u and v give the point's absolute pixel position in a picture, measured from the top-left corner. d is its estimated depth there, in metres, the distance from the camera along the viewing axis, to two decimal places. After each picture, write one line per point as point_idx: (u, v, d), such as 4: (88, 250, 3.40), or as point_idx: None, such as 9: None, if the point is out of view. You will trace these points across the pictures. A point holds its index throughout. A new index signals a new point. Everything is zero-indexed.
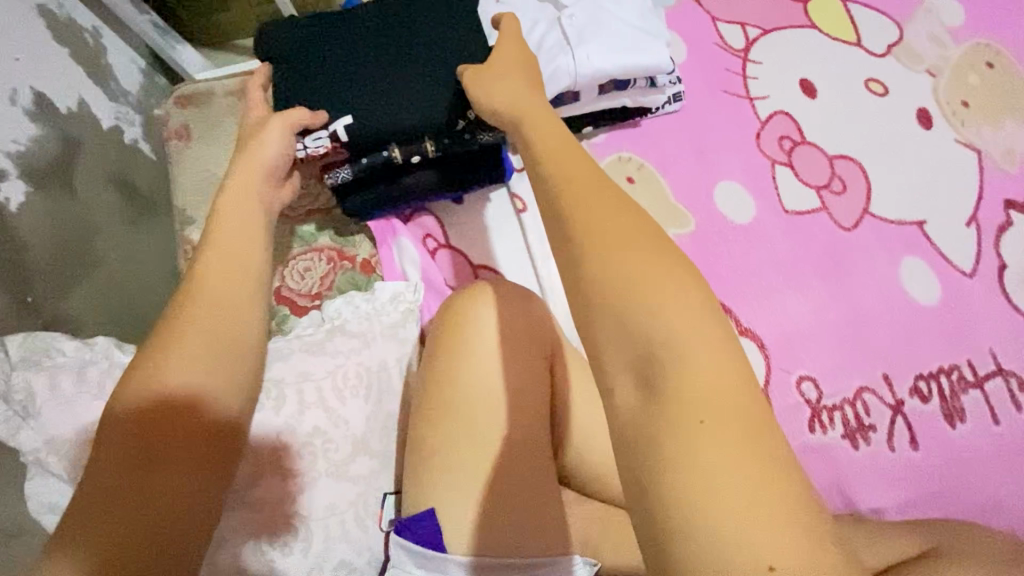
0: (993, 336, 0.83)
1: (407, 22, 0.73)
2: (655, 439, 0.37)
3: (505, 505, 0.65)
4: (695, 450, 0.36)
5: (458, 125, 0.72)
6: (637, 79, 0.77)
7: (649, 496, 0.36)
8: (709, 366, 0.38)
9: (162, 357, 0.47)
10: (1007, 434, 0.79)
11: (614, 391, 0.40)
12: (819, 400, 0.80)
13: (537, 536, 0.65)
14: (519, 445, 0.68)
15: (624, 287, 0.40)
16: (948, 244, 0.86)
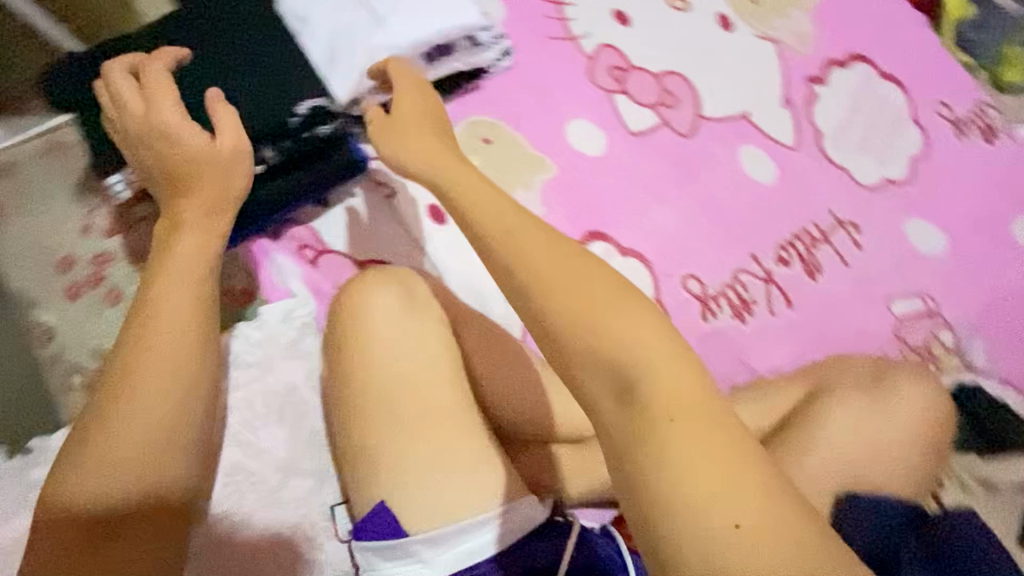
0: (830, 196, 0.92)
1: (201, 41, 0.74)
2: (638, 448, 0.42)
3: (447, 473, 0.68)
4: (659, 441, 0.41)
5: (292, 125, 0.73)
6: (460, 41, 0.78)
7: (639, 505, 0.41)
8: (675, 382, 0.44)
9: (102, 444, 0.53)
10: (860, 273, 0.90)
11: (596, 408, 0.45)
12: (704, 291, 0.88)
13: (481, 491, 0.68)
14: (446, 417, 0.70)
15: (586, 327, 0.46)
16: (774, 128, 0.95)
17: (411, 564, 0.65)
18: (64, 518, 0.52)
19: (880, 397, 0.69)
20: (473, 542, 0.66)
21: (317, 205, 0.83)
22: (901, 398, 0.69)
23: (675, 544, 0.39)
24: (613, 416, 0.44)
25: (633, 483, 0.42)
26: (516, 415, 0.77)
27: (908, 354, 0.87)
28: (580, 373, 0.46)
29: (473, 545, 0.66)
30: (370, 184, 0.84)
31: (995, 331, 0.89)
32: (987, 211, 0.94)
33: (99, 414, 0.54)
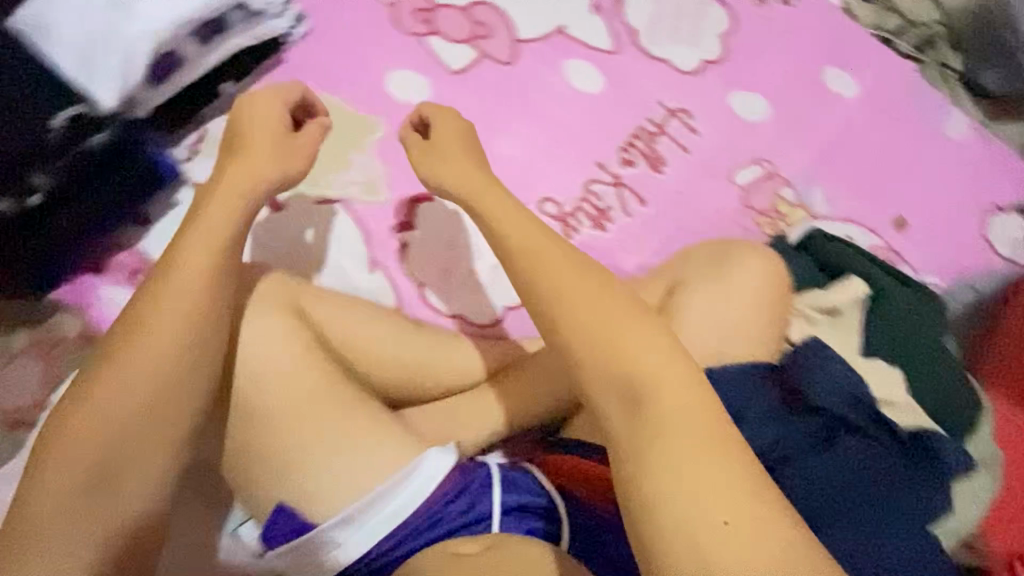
0: (658, 89, 0.95)
1: None
2: (636, 451, 0.45)
3: (344, 452, 0.67)
4: (655, 447, 0.45)
5: (57, 138, 0.68)
6: (228, 15, 0.74)
7: (631, 498, 0.44)
8: (677, 397, 0.46)
9: (102, 420, 0.52)
10: (699, 156, 0.94)
11: (603, 412, 0.48)
12: (561, 210, 0.89)
13: (379, 461, 0.68)
14: (326, 400, 0.68)
15: (599, 342, 0.49)
16: (591, 35, 0.95)
17: (329, 552, 0.65)
18: (48, 504, 0.50)
19: (716, 280, 0.70)
20: (383, 512, 0.66)
21: (136, 222, 0.77)
22: (733, 276, 0.70)
23: (664, 521, 0.42)
24: (617, 420, 0.47)
25: (627, 483, 0.45)
26: (403, 379, 0.76)
27: (759, 219, 0.92)
28: (590, 386, 0.49)
29: (386, 513, 0.66)
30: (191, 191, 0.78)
31: (830, 176, 0.95)
32: (801, 69, 0.99)
33: (94, 392, 0.53)
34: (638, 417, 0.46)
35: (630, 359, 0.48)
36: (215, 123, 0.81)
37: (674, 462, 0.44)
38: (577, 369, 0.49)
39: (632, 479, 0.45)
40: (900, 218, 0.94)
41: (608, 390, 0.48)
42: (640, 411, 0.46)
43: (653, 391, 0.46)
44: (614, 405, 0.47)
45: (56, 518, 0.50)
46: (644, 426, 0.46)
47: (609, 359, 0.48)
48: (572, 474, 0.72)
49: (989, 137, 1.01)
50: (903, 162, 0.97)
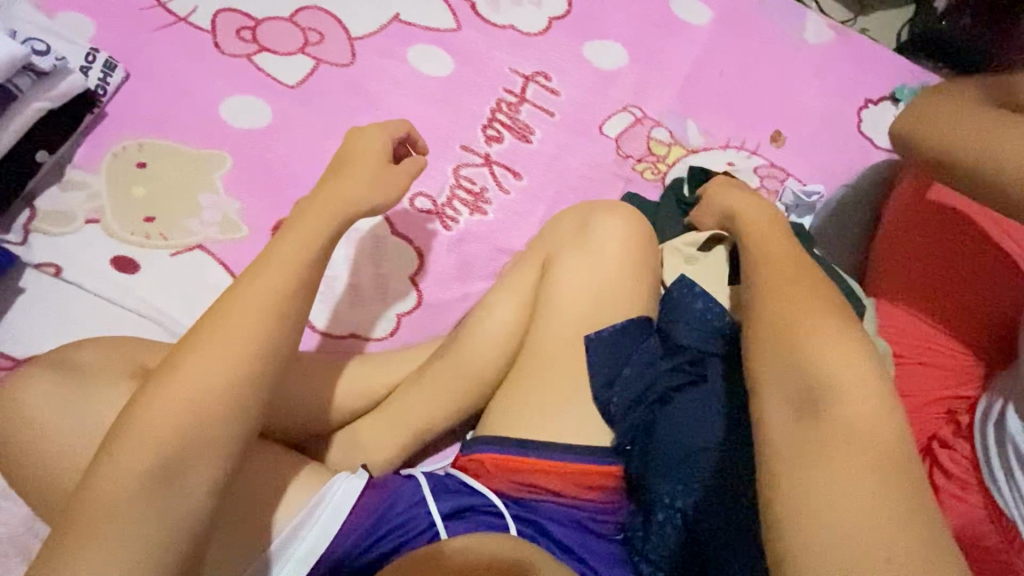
0: (509, 57, 0.92)
1: None
2: (805, 452, 0.42)
3: (248, 505, 0.63)
4: (820, 447, 0.42)
5: None
6: (13, 79, 0.71)
7: (776, 495, 0.41)
8: (862, 419, 0.43)
9: (184, 382, 0.48)
10: (565, 116, 0.91)
11: (768, 418, 0.46)
12: (436, 203, 0.86)
13: (285, 502, 0.65)
14: None
15: (799, 339, 0.48)
16: (428, 17, 0.92)
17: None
18: (123, 466, 0.46)
19: (579, 249, 0.74)
20: (304, 544, 0.62)
21: None
22: (595, 241, 0.73)
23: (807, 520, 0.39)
24: (786, 427, 0.44)
25: (774, 477, 0.42)
26: (303, 414, 0.73)
27: (639, 166, 0.89)
28: (764, 381, 0.48)
29: (308, 545, 0.62)
30: (34, 273, 0.73)
31: (701, 107, 0.93)
32: (651, 8, 0.98)
33: (184, 351, 0.50)
34: (808, 423, 0.44)
35: (822, 372, 0.46)
36: (45, 196, 0.76)
37: (830, 468, 0.41)
38: (765, 370, 0.48)
39: (785, 478, 0.42)
40: (778, 132, 0.93)
41: (783, 387, 0.46)
42: (814, 419, 0.44)
43: (838, 402, 0.44)
44: (784, 408, 0.45)
45: (100, 522, 0.44)
46: (822, 433, 0.43)
47: (798, 362, 0.47)
48: (503, 471, 0.68)
49: (848, 33, 1.01)
50: (772, 77, 0.96)
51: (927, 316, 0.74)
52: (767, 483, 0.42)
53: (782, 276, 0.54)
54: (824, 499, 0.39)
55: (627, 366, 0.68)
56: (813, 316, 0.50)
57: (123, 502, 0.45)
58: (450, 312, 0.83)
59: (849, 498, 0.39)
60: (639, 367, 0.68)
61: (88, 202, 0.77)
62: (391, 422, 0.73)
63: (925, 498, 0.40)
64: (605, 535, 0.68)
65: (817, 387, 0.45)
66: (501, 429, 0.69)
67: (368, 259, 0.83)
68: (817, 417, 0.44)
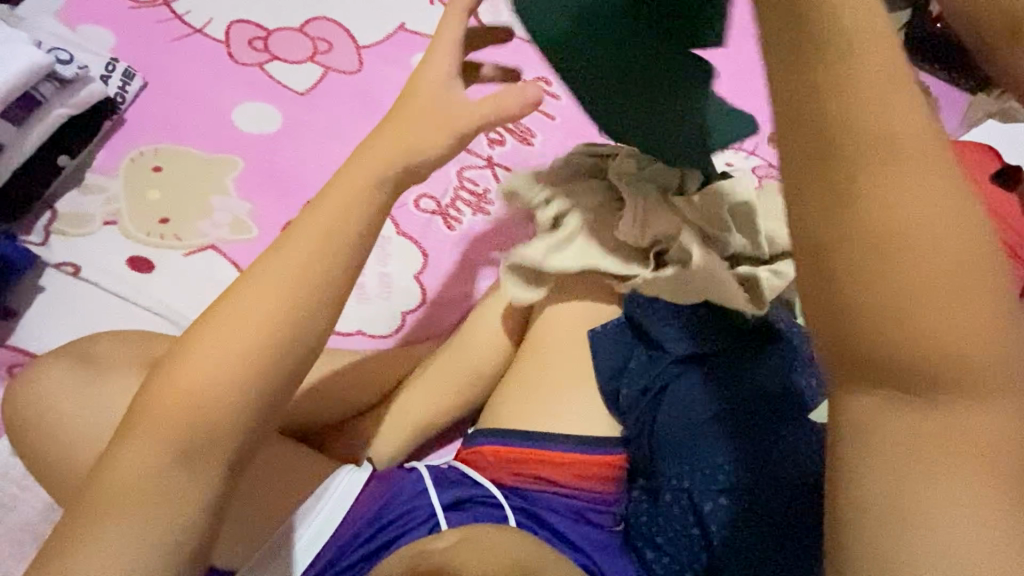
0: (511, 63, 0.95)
1: None
2: (894, 461, 0.32)
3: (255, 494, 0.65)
4: (916, 456, 0.32)
5: None
6: (38, 88, 0.74)
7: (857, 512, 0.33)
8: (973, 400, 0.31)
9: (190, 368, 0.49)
10: (565, 118, 0.93)
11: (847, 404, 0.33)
12: (440, 204, 0.88)
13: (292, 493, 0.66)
14: None
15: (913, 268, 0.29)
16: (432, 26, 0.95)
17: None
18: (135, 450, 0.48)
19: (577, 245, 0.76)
20: (308, 530, 0.64)
21: (4, 317, 0.74)
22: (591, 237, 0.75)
23: (894, 546, 0.32)
24: (870, 419, 0.32)
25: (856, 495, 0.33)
26: (311, 407, 0.75)
27: None
28: (843, 339, 0.32)
29: (311, 531, 0.64)
30: (55, 273, 0.76)
31: None
32: None
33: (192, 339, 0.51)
34: (900, 418, 0.32)
35: (939, 331, 0.30)
36: (65, 200, 0.79)
37: (927, 483, 0.31)
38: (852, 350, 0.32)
39: (869, 499, 0.32)
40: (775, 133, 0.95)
41: (876, 361, 0.31)
42: (913, 413, 0.32)
43: (957, 383, 0.31)
44: (872, 392, 0.32)
45: (118, 501, 0.46)
46: (920, 431, 0.32)
47: (905, 314, 0.30)
48: (504, 463, 0.69)
49: None
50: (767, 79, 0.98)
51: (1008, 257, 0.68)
52: (847, 499, 0.33)
53: (912, 144, 0.29)
54: (910, 525, 0.32)
55: (632, 359, 0.70)
56: (939, 235, 0.30)
57: (137, 483, 0.47)
58: (453, 310, 0.84)
59: (944, 518, 0.31)
60: (644, 358, 0.70)
61: (106, 204, 0.80)
62: (396, 416, 0.74)
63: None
64: (606, 525, 0.68)
65: (928, 381, 0.31)
66: (503, 421, 0.71)
67: (373, 258, 0.85)
68: (913, 405, 0.32)
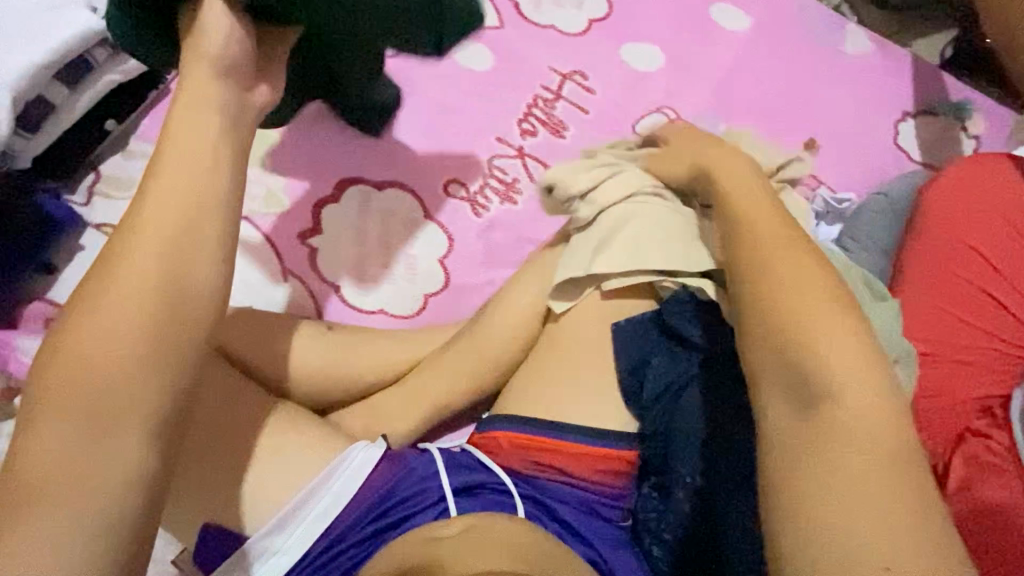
0: (547, 55, 0.95)
1: None
2: (812, 454, 0.43)
3: (270, 461, 0.66)
4: (828, 446, 0.42)
5: None
6: (92, 52, 0.73)
7: (791, 499, 0.42)
8: (863, 407, 0.44)
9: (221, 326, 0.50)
10: (598, 114, 0.93)
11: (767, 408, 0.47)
12: (469, 190, 0.89)
13: (307, 462, 0.67)
14: (249, 410, 0.68)
15: (795, 330, 0.47)
16: None
17: (273, 557, 0.63)
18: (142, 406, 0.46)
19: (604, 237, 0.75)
20: (322, 502, 0.65)
21: (43, 272, 0.76)
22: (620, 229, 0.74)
23: (809, 535, 0.40)
24: (789, 421, 0.45)
25: (782, 483, 0.43)
26: (329, 381, 0.75)
27: None
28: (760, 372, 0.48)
29: (325, 503, 0.65)
30: (94, 233, 0.78)
31: (733, 111, 0.94)
32: (689, 13, 0.99)
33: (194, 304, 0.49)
34: (806, 417, 0.44)
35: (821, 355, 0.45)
36: (109, 164, 0.81)
37: (835, 473, 0.41)
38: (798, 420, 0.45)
39: (797, 493, 0.42)
40: (812, 140, 0.94)
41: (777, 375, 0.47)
42: (812, 412, 0.44)
43: (837, 394, 0.44)
44: (783, 406, 0.46)
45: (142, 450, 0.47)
46: (819, 427, 0.43)
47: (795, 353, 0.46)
48: (516, 449, 0.69)
49: (890, 46, 1.00)
50: (807, 86, 0.97)
51: (962, 304, 0.75)
52: (778, 486, 0.43)
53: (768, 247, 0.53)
54: (825, 500, 0.41)
55: (655, 357, 0.69)
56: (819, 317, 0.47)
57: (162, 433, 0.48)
58: (474, 296, 0.85)
59: (843, 497, 0.40)
60: (666, 355, 0.69)
61: (146, 170, 0.82)
62: (412, 396, 0.75)
63: (926, 489, 0.41)
64: (614, 520, 0.69)
65: (806, 374, 0.45)
66: (518, 408, 0.71)
67: (399, 240, 0.86)
68: (811, 409, 0.44)
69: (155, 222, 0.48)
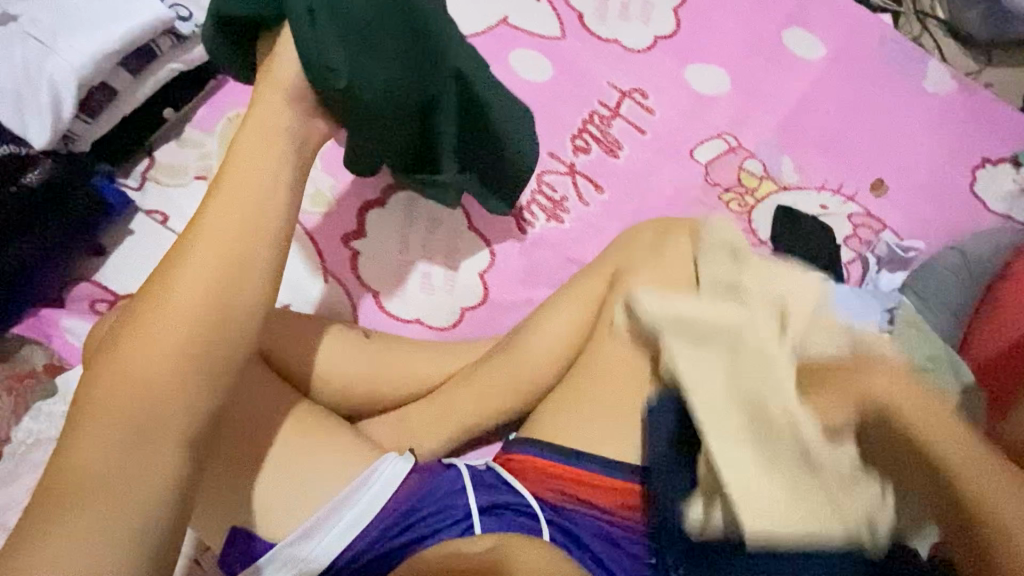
0: (607, 71, 0.92)
1: None
2: None
3: (299, 469, 0.65)
4: None
5: None
6: (157, 40, 0.74)
7: None
8: None
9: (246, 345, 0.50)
10: (655, 135, 0.90)
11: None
12: (515, 204, 0.87)
13: (331, 471, 0.66)
14: (282, 414, 0.67)
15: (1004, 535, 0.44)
16: (534, 23, 0.93)
17: (290, 569, 0.63)
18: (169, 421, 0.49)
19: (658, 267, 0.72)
20: (344, 518, 0.64)
21: (93, 253, 0.77)
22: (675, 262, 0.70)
23: None
24: None
25: None
26: (360, 389, 0.75)
27: (725, 196, 0.87)
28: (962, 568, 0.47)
29: (346, 519, 0.64)
30: (144, 219, 0.79)
31: (797, 143, 0.90)
32: (760, 35, 0.95)
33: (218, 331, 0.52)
34: None
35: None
36: (164, 150, 0.82)
37: None
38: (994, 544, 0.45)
39: None
40: (879, 180, 0.89)
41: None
42: None
43: None
44: None
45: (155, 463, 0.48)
46: None
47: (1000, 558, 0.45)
48: (543, 476, 0.67)
49: (973, 86, 0.94)
50: (881, 122, 0.92)
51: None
52: None
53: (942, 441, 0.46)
54: None
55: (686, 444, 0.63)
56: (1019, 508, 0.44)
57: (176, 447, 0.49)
58: (512, 313, 0.83)
59: None
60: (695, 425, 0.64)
61: (199, 160, 0.82)
62: (444, 413, 0.74)
63: None
64: (639, 556, 0.65)
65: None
66: (549, 436, 0.69)
67: (441, 247, 0.85)
68: None
69: (219, 251, 0.53)
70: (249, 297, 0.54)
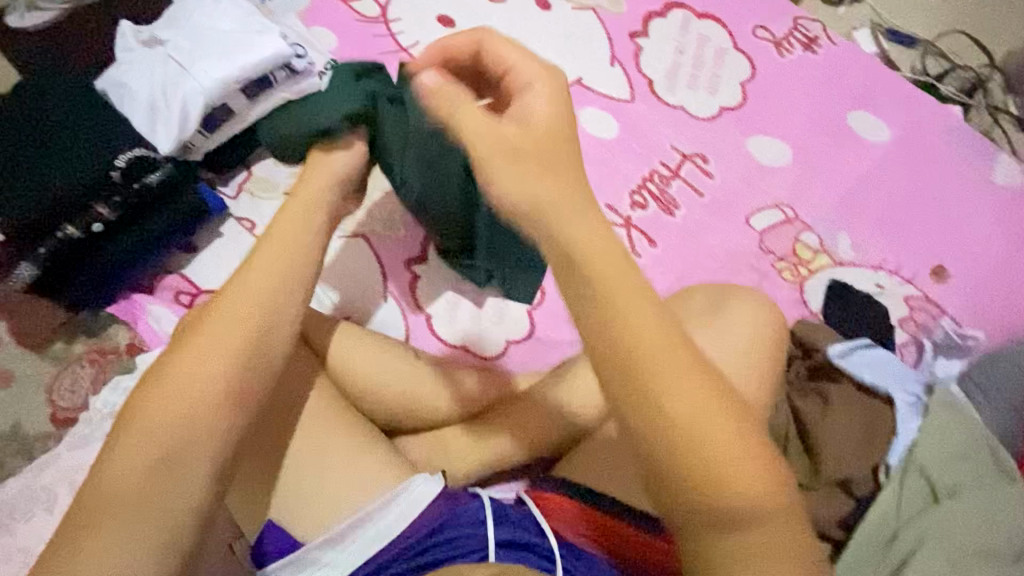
0: (670, 135, 0.96)
1: (12, 120, 0.75)
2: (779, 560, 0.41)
3: (336, 475, 0.68)
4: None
5: (115, 177, 0.75)
6: (275, 73, 0.83)
7: None
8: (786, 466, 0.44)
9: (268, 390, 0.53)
10: (713, 199, 0.93)
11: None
12: None
13: (367, 480, 0.69)
14: (326, 420, 0.71)
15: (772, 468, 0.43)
16: (607, 85, 0.99)
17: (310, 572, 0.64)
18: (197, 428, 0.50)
19: None
20: (370, 533, 0.66)
21: (185, 250, 0.85)
22: None
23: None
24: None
25: None
26: (401, 407, 0.77)
27: (778, 265, 0.89)
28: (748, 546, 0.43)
29: (372, 533, 0.66)
30: (234, 224, 0.87)
31: (855, 222, 0.91)
32: (827, 115, 0.98)
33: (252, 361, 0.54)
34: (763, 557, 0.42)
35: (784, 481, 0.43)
36: (261, 165, 0.91)
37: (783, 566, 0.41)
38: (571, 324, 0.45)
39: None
40: (941, 267, 0.89)
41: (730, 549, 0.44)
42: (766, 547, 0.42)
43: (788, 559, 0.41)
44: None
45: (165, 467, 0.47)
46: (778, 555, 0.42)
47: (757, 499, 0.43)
48: (570, 516, 0.68)
49: None
50: (945, 211, 0.92)
51: None
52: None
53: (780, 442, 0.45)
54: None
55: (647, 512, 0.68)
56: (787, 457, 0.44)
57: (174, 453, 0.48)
58: (555, 352, 0.87)
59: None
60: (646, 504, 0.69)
61: (291, 177, 0.91)
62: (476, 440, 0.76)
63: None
64: None
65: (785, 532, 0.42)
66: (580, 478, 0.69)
67: None
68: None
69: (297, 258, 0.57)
70: (293, 311, 0.58)
